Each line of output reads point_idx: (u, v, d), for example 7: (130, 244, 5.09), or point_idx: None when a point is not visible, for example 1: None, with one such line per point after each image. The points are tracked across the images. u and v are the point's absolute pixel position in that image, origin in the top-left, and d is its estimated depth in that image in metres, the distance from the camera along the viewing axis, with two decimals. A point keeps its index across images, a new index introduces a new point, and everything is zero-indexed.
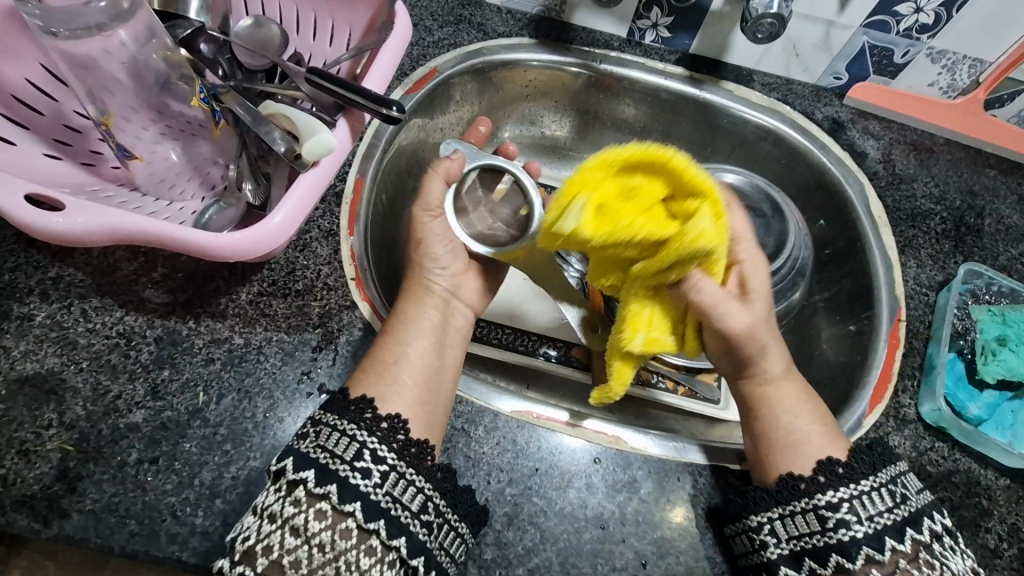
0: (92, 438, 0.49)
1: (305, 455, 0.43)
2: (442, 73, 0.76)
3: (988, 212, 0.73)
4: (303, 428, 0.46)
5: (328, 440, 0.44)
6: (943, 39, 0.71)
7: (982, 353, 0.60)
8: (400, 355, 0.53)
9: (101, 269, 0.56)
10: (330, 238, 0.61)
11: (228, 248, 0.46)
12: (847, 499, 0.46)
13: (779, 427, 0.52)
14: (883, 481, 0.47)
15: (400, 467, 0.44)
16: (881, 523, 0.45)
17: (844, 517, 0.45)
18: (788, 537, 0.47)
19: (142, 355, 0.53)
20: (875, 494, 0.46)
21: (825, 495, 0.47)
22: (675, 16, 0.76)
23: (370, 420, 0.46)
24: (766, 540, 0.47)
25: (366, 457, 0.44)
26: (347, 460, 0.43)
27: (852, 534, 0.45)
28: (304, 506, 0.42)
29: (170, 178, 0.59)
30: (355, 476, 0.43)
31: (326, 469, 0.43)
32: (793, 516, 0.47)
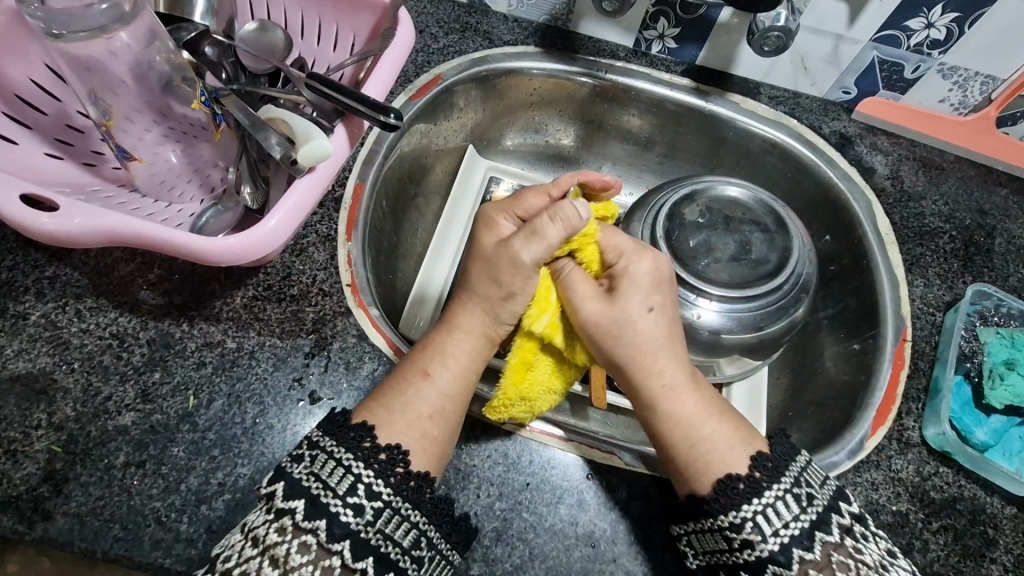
0: (80, 439, 0.49)
1: (297, 483, 0.42)
2: (447, 80, 0.76)
3: (999, 231, 0.72)
4: (300, 450, 0.44)
5: (321, 467, 0.43)
6: (954, 56, 0.70)
7: (990, 377, 0.58)
8: (425, 390, 0.49)
9: (98, 269, 0.56)
10: (327, 244, 0.61)
11: (226, 254, 0.46)
12: (750, 517, 0.44)
13: (685, 432, 0.49)
14: (787, 487, 0.45)
15: (395, 502, 0.43)
16: (785, 536, 0.44)
17: (750, 538, 0.44)
18: (704, 550, 0.47)
19: (134, 357, 0.53)
20: (782, 504, 0.44)
21: (727, 516, 0.45)
22: (682, 27, 0.76)
23: (368, 451, 0.44)
24: (686, 550, 0.48)
25: (360, 492, 0.42)
26: (340, 494, 0.42)
27: (757, 552, 0.44)
28: (290, 537, 0.41)
29: (170, 180, 0.59)
30: (348, 513, 0.42)
31: (317, 502, 0.41)
32: (704, 531, 0.46)
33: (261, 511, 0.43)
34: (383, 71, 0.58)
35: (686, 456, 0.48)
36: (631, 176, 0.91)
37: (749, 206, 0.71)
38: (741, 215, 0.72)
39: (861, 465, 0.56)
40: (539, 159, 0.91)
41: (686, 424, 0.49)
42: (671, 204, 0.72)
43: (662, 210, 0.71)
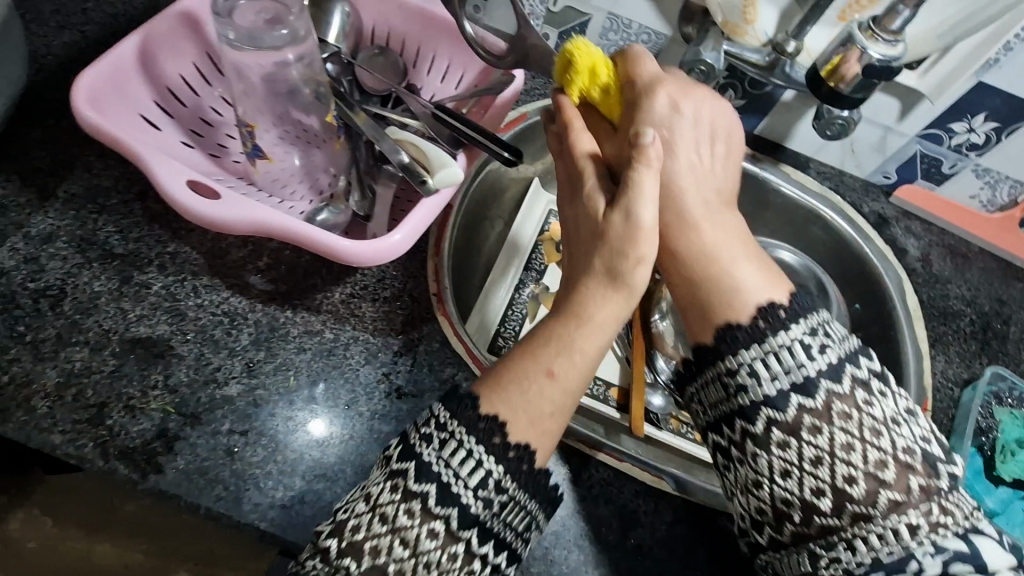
0: (191, 404, 0.54)
1: (430, 468, 0.45)
2: (531, 118, 0.82)
3: (1015, 321, 0.79)
4: (428, 430, 0.47)
5: (449, 452, 0.46)
6: (990, 158, 0.78)
7: (1002, 452, 0.65)
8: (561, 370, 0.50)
9: (214, 251, 0.62)
10: (419, 254, 0.67)
11: (342, 251, 0.51)
12: (783, 461, 0.45)
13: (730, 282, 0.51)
14: (796, 337, 0.46)
15: (517, 493, 0.46)
16: (775, 392, 0.46)
17: (771, 450, 0.45)
18: (738, 422, 0.49)
19: (242, 334, 0.58)
20: (799, 403, 0.45)
21: (764, 462, 0.46)
22: (747, 99, 0.84)
23: (496, 446, 0.47)
24: (708, 410, 0.50)
25: (488, 484, 0.46)
26: (469, 483, 0.45)
27: (769, 461, 0.45)
28: (419, 520, 0.45)
29: (285, 179, 0.66)
30: (478, 503, 0.45)
31: (449, 491, 0.45)
32: (741, 484, 0.48)
33: (389, 485, 0.46)
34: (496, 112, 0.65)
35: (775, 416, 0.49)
36: None
37: None
38: None
39: None
40: None
41: (720, 269, 0.52)
42: None
43: None
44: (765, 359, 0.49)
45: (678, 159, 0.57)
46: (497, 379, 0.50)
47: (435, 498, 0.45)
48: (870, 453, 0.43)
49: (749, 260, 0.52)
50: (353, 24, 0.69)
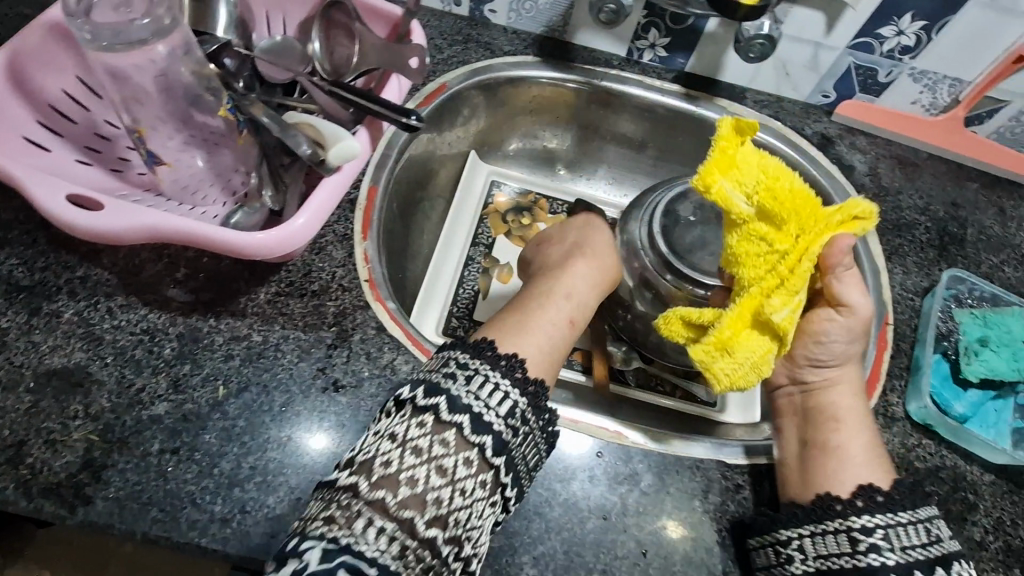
0: (116, 429, 0.51)
1: (458, 399, 0.45)
2: (451, 88, 0.79)
3: (971, 223, 0.77)
4: (449, 369, 0.47)
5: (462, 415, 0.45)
6: (924, 60, 0.76)
7: (965, 353, 0.62)
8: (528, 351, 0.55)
9: (127, 269, 0.59)
10: (344, 242, 0.64)
11: (249, 247, 0.48)
12: (881, 525, 0.47)
13: (833, 459, 0.53)
14: (920, 518, 0.48)
15: (517, 397, 0.47)
16: (911, 557, 0.46)
17: (876, 542, 0.47)
18: (816, 555, 0.48)
19: (165, 350, 0.55)
20: (912, 529, 0.47)
21: (858, 518, 0.48)
22: (672, 37, 0.81)
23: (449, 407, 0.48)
24: (793, 555, 0.49)
25: (505, 401, 0.46)
26: (490, 406, 0.46)
27: (882, 560, 0.46)
28: (433, 432, 0.43)
29: (194, 184, 0.62)
30: (497, 423, 0.45)
31: (454, 398, 0.45)
32: (824, 534, 0.49)
33: (416, 417, 0.44)
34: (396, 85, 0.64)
35: (820, 458, 0.53)
36: (625, 178, 0.96)
37: None
38: None
39: None
40: (537, 163, 0.95)
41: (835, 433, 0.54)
42: (665, 204, 0.76)
43: (658, 208, 0.75)
44: (840, 447, 0.53)
45: (828, 338, 0.55)
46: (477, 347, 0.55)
47: (477, 426, 0.44)
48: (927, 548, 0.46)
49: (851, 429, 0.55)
50: (241, 12, 0.65)
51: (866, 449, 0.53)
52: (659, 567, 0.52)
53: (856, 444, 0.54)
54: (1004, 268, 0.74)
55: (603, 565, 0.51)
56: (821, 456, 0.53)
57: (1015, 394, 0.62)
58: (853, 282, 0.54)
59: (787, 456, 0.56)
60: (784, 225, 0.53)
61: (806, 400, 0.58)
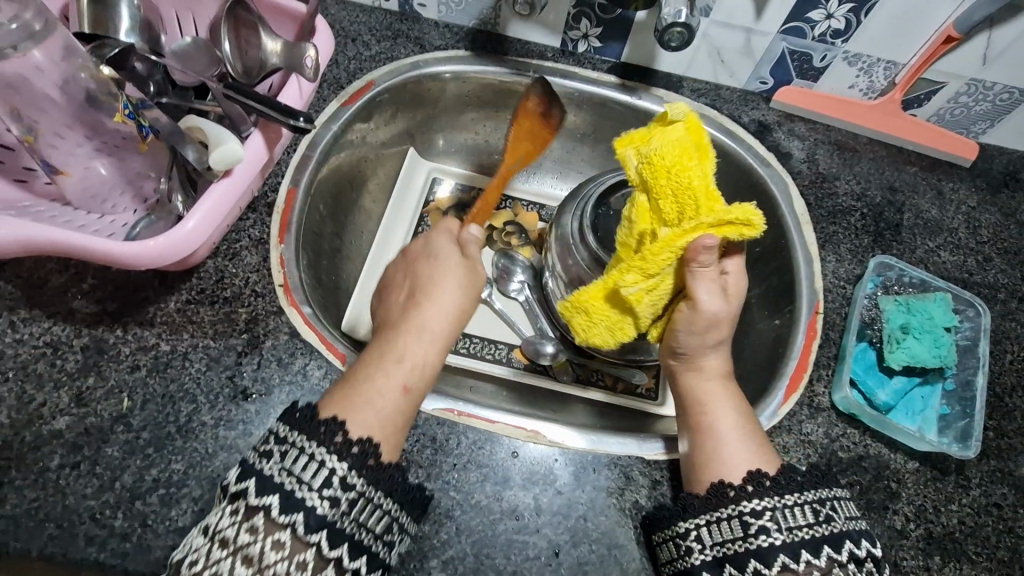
0: (14, 445, 0.51)
1: (269, 479, 0.43)
2: (379, 86, 0.78)
3: (908, 207, 0.76)
4: (267, 446, 0.45)
5: (293, 462, 0.44)
6: (856, 43, 0.75)
7: (888, 341, 0.61)
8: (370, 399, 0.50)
9: (32, 281, 0.58)
10: (260, 247, 0.63)
11: (134, 255, 0.47)
12: (769, 508, 0.47)
13: (711, 441, 0.53)
14: (811, 499, 0.47)
15: (369, 493, 0.45)
16: (799, 536, 0.45)
17: (765, 523, 0.46)
18: (713, 543, 0.47)
19: (68, 364, 0.54)
20: (800, 509, 0.46)
21: (750, 502, 0.47)
22: (603, 27, 0.80)
23: (340, 445, 0.45)
24: (692, 546, 0.48)
25: (334, 484, 0.44)
26: (313, 487, 0.43)
27: (770, 541, 0.45)
28: (263, 534, 0.42)
29: (103, 192, 0.61)
30: (324, 507, 0.43)
31: (291, 498, 0.42)
32: (718, 522, 0.48)
33: (278, 485, 0.43)
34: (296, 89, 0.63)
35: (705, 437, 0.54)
36: (569, 171, 0.95)
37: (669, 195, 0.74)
38: None
39: (775, 430, 0.60)
40: (479, 159, 0.94)
41: (709, 425, 0.54)
42: (599, 195, 0.75)
43: (589, 201, 0.74)
44: (715, 429, 0.54)
45: (698, 320, 0.55)
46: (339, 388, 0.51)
47: (310, 511, 0.42)
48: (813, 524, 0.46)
49: (727, 418, 0.55)
50: (147, 13, 0.64)
51: (744, 436, 0.53)
52: (570, 566, 0.51)
53: (738, 440, 0.53)
54: (940, 252, 0.73)
55: (513, 567, 0.50)
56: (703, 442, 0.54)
57: (941, 380, 0.61)
58: (705, 279, 0.54)
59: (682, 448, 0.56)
60: (666, 212, 0.54)
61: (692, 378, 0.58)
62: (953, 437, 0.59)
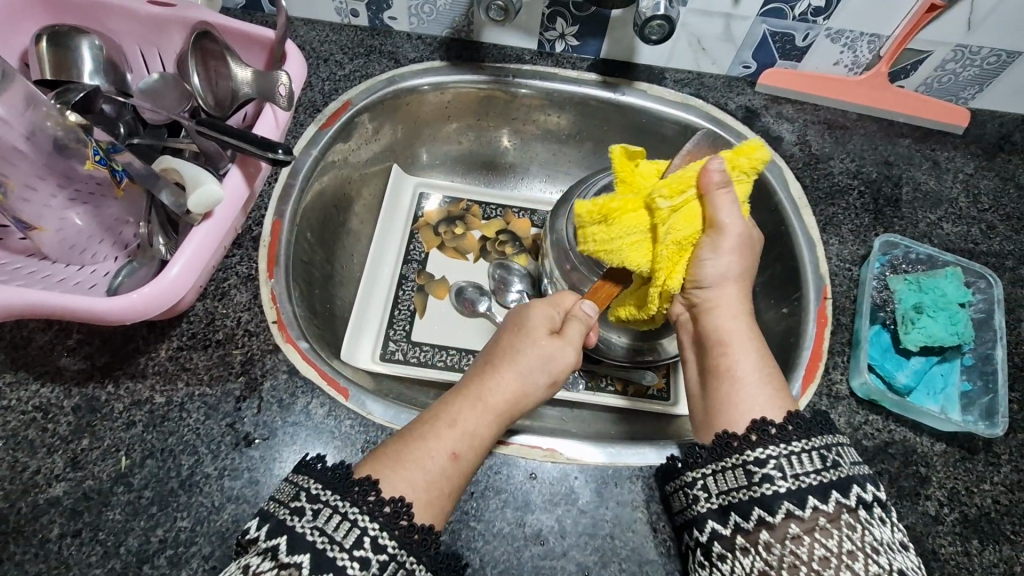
0: (11, 518, 0.48)
1: (301, 537, 0.42)
2: (356, 105, 0.76)
3: (905, 180, 0.75)
4: (297, 504, 0.44)
5: (326, 522, 0.42)
6: (837, 20, 0.73)
7: (903, 322, 0.60)
8: (426, 456, 0.48)
9: (15, 342, 0.55)
10: (249, 284, 0.60)
11: (121, 311, 0.45)
12: (776, 456, 0.46)
13: (728, 387, 0.52)
14: (815, 445, 0.46)
15: (400, 555, 0.43)
16: (805, 483, 0.45)
17: (770, 472, 0.45)
18: (719, 492, 0.47)
19: (60, 427, 0.52)
20: (807, 456, 0.46)
21: (754, 451, 0.47)
22: (580, 24, 0.78)
23: (373, 505, 0.44)
24: (698, 495, 0.48)
25: (365, 545, 0.42)
26: (346, 547, 0.42)
27: (775, 488, 0.45)
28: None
29: (80, 242, 0.59)
30: (357, 568, 0.41)
31: (322, 558, 0.41)
32: (724, 471, 0.47)
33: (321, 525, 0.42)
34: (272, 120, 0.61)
35: (718, 387, 0.53)
36: (558, 173, 0.93)
37: None
38: None
39: None
40: (466, 169, 0.92)
41: (727, 356, 0.54)
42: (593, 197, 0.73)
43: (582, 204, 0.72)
44: (736, 376, 0.53)
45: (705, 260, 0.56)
46: (389, 447, 0.49)
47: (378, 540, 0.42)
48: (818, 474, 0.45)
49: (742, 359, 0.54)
50: (109, 53, 0.61)
51: (760, 381, 0.52)
52: None
53: (756, 385, 0.52)
54: (942, 224, 0.72)
55: None
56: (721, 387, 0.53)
57: (959, 356, 0.60)
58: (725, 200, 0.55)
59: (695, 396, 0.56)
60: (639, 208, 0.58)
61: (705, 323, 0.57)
62: (978, 413, 0.58)
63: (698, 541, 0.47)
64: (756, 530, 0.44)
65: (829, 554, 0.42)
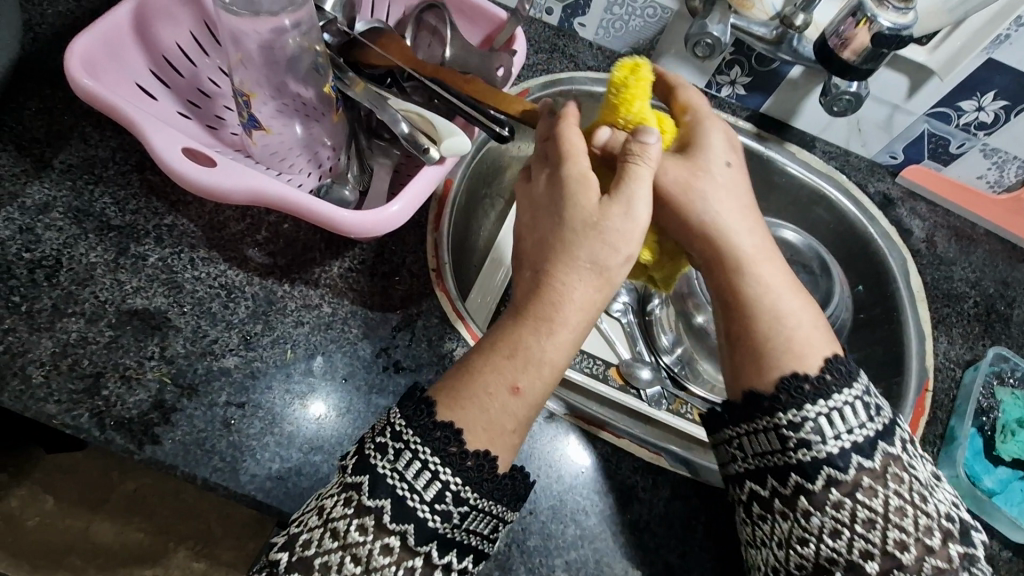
0: (188, 375, 0.54)
1: (383, 482, 0.44)
2: (533, 94, 0.82)
3: (1018, 303, 0.78)
4: (378, 444, 0.46)
5: (402, 464, 0.44)
6: (997, 139, 0.77)
7: (1002, 432, 0.65)
8: (496, 400, 0.48)
9: (213, 224, 0.61)
10: (418, 230, 0.66)
11: (351, 223, 0.50)
12: (833, 516, 0.47)
13: None
14: (885, 496, 0.47)
15: (480, 505, 0.46)
16: (869, 539, 0.46)
17: (837, 525, 0.47)
18: (784, 548, 0.48)
19: (240, 308, 0.58)
20: (864, 506, 0.47)
21: (818, 511, 0.47)
22: (753, 77, 0.83)
23: (456, 458, 0.45)
24: (763, 550, 0.50)
25: (446, 499, 0.45)
26: (426, 499, 0.44)
27: (844, 544, 0.47)
28: (372, 536, 0.44)
29: (284, 152, 0.65)
30: (438, 518, 0.44)
31: (406, 510, 0.44)
32: (776, 522, 0.49)
33: (399, 487, 0.44)
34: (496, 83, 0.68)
35: None
36: None
37: (800, 250, 0.77)
38: (789, 256, 0.78)
39: None
40: None
41: None
42: None
43: None
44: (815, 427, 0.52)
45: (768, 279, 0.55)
46: (449, 388, 0.49)
47: (457, 492, 0.45)
48: (887, 531, 0.46)
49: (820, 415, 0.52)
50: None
51: (848, 425, 0.52)
52: None
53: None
54: None
55: None
56: None
57: None
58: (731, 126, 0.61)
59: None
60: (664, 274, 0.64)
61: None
62: None
63: None
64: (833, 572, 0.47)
65: None
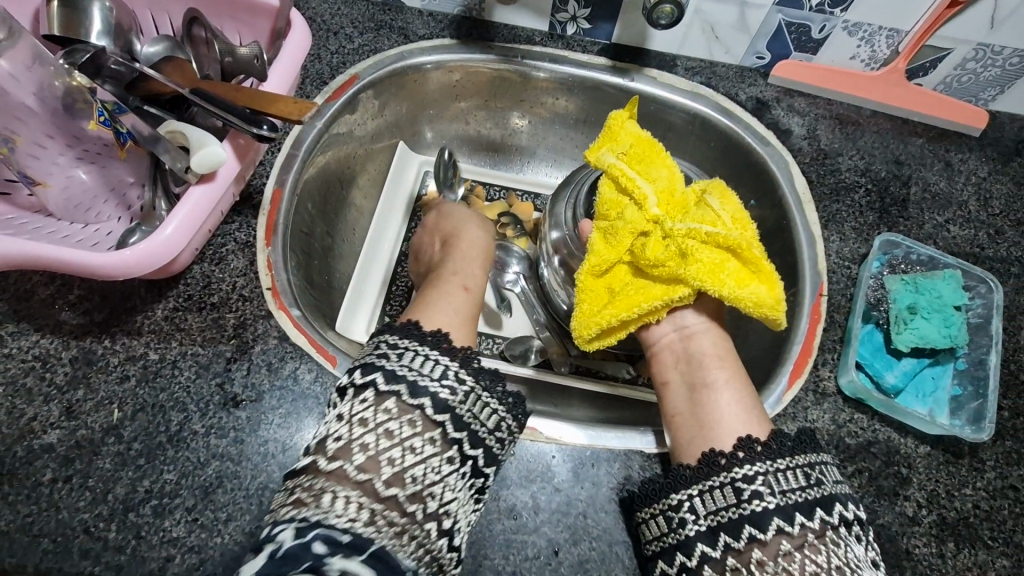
0: (6, 461, 0.50)
1: (395, 371, 0.45)
2: (363, 79, 0.76)
3: (914, 181, 0.73)
4: (380, 350, 0.48)
5: (412, 361, 0.46)
6: (855, 13, 0.71)
7: (895, 322, 0.59)
8: (448, 299, 0.58)
9: (19, 294, 0.57)
10: (247, 250, 0.62)
11: (112, 266, 0.46)
12: (762, 472, 0.46)
13: (709, 415, 0.52)
14: (798, 462, 0.46)
15: (477, 387, 0.47)
16: (792, 498, 0.44)
17: (757, 488, 0.45)
18: (706, 512, 0.46)
19: (58, 377, 0.54)
20: (791, 472, 0.46)
21: (741, 468, 0.46)
22: (592, 7, 0.77)
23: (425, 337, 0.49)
24: (686, 516, 0.46)
25: (449, 375, 0.46)
26: (433, 377, 0.45)
27: (764, 504, 0.44)
28: (372, 404, 0.43)
29: (86, 201, 0.60)
30: (444, 391, 0.45)
31: (415, 384, 0.45)
32: (711, 490, 0.46)
33: (379, 403, 0.43)
34: (278, 75, 0.61)
35: (705, 424, 0.51)
36: (564, 159, 0.92)
37: None
38: None
39: (779, 417, 0.58)
40: (473, 148, 0.92)
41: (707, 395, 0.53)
42: (593, 180, 0.73)
43: (584, 186, 0.73)
44: (716, 408, 0.52)
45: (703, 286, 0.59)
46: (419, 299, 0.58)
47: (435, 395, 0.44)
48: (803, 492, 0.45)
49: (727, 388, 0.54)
50: (119, 18, 0.61)
51: (745, 404, 0.52)
52: (571, 564, 0.50)
53: (732, 393, 0.53)
54: (949, 227, 0.71)
55: (513, 568, 0.50)
56: (700, 423, 0.52)
57: (952, 360, 0.60)
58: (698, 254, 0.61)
59: (675, 408, 0.55)
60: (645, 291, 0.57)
61: (686, 345, 0.58)
62: (965, 419, 0.58)
63: (683, 565, 0.46)
64: (747, 549, 0.44)
65: (819, 570, 0.42)
